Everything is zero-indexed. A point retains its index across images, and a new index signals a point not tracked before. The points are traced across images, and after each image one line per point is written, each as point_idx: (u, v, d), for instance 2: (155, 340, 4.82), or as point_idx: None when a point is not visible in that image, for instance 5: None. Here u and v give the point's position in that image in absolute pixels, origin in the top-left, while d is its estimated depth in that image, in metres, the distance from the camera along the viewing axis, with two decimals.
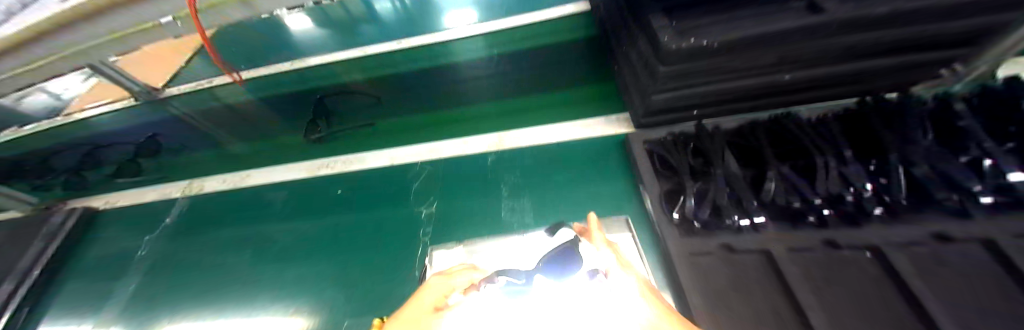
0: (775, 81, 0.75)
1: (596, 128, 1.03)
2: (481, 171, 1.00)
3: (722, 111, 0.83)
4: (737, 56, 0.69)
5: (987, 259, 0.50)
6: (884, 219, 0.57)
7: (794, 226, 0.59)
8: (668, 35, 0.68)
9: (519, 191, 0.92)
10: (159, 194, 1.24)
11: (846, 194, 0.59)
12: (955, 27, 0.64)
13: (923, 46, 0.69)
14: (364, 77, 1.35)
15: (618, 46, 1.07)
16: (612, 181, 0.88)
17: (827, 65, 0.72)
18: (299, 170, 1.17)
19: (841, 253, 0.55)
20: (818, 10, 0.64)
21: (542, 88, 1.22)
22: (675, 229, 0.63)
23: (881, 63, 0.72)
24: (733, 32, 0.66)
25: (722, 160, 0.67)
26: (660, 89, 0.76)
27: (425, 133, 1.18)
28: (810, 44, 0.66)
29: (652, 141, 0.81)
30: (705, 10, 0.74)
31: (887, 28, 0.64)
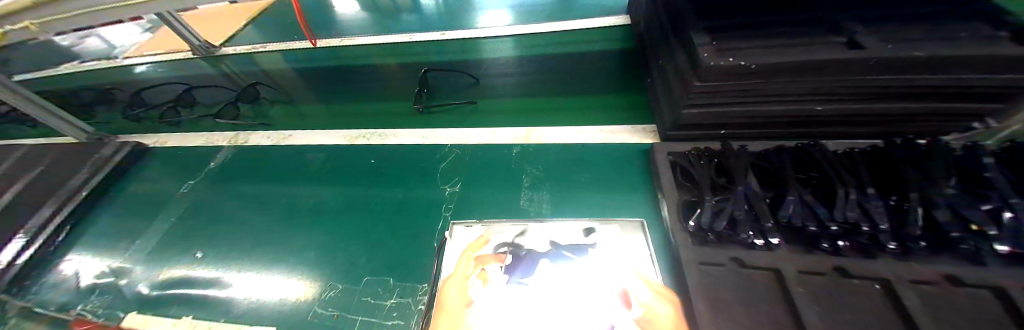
0: (808, 110, 0.76)
1: (621, 135, 1.06)
2: (506, 161, 1.04)
3: (752, 135, 0.84)
4: (773, 81, 0.71)
5: (994, 302, 0.53)
6: (897, 255, 0.59)
7: (807, 251, 0.62)
8: (708, 52, 0.71)
9: (539, 183, 0.96)
10: (204, 140, 1.32)
11: (860, 226, 0.60)
12: (991, 80, 0.66)
13: (962, 93, 0.70)
14: (402, 61, 1.52)
15: (652, 62, 1.11)
16: (632, 188, 0.91)
17: (862, 101, 0.73)
18: (336, 137, 1.25)
19: (851, 281, 0.57)
20: (857, 48, 0.67)
21: (573, 88, 1.26)
22: (689, 237, 0.66)
23: (919, 107, 0.72)
24: (772, 56, 0.68)
25: (742, 178, 0.70)
26: (692, 104, 0.78)
27: (454, 118, 1.23)
28: (848, 78, 0.68)
29: (677, 153, 0.84)
30: (746, 35, 0.78)
31: (924, 71, 0.66)
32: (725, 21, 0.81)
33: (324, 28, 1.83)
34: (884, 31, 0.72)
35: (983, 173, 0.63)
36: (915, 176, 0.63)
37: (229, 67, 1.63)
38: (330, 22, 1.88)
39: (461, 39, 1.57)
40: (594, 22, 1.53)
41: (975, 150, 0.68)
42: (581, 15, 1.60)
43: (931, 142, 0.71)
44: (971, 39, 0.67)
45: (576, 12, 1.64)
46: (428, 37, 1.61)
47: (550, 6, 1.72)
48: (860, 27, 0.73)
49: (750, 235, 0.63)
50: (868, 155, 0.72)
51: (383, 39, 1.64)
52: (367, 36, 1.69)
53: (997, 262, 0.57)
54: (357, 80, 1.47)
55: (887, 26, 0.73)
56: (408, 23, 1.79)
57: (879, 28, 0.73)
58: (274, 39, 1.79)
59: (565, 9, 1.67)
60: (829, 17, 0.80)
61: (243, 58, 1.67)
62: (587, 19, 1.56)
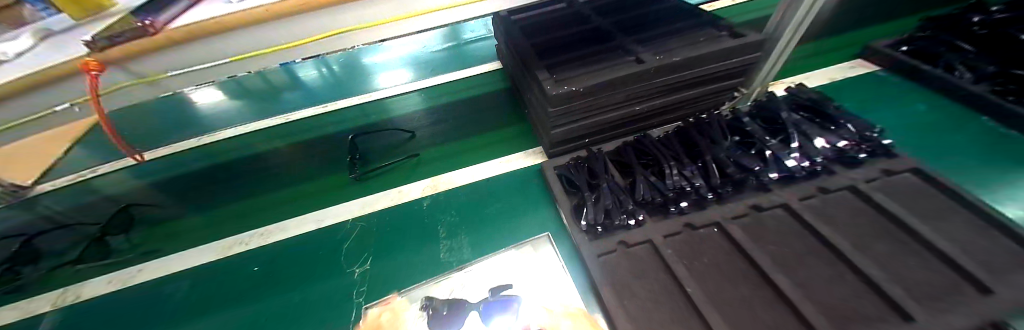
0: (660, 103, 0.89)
1: (516, 163, 1.09)
2: (415, 219, 0.96)
3: (609, 138, 0.93)
4: (602, 96, 0.80)
5: (851, 196, 0.70)
6: (778, 184, 0.73)
7: (723, 200, 0.71)
8: (550, 84, 0.78)
9: (454, 230, 0.91)
10: (15, 313, 0.91)
11: (747, 174, 0.72)
12: (732, 64, 0.83)
13: (719, 76, 0.86)
14: (286, 143, 1.32)
15: (523, 93, 1.18)
16: (534, 204, 0.94)
17: (663, 96, 0.86)
18: (205, 253, 0.98)
19: (767, 214, 0.69)
20: (666, 50, 0.83)
21: (490, 123, 1.28)
22: (583, 236, 0.72)
23: (703, 90, 0.88)
24: (610, 72, 0.79)
25: (631, 167, 0.79)
26: (557, 125, 0.84)
27: (357, 189, 1.09)
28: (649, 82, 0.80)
29: (561, 166, 0.91)
30: (569, 62, 0.87)
31: (692, 69, 0.81)
32: (558, 56, 0.89)
33: (168, 128, 1.53)
34: (657, 35, 0.90)
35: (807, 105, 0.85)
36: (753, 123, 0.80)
37: (41, 208, 1.19)
38: (183, 121, 1.56)
39: (348, 107, 1.47)
40: (483, 65, 1.59)
41: (798, 94, 0.88)
42: (473, 57, 1.67)
43: (770, 96, 0.89)
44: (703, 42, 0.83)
45: (466, 53, 1.70)
46: (308, 113, 1.46)
47: (438, 54, 1.74)
48: (640, 37, 0.90)
49: (675, 207, 0.71)
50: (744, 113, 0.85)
51: (253, 125, 1.43)
52: (231, 126, 1.46)
53: (840, 168, 0.74)
54: (239, 176, 1.22)
55: (668, 27, 0.92)
56: (284, 101, 1.60)
57: (659, 31, 0.91)
58: (106, 157, 1.39)
59: (457, 56, 1.70)
60: (621, 40, 0.91)
61: (70, 191, 1.26)
62: (472, 65, 1.61)
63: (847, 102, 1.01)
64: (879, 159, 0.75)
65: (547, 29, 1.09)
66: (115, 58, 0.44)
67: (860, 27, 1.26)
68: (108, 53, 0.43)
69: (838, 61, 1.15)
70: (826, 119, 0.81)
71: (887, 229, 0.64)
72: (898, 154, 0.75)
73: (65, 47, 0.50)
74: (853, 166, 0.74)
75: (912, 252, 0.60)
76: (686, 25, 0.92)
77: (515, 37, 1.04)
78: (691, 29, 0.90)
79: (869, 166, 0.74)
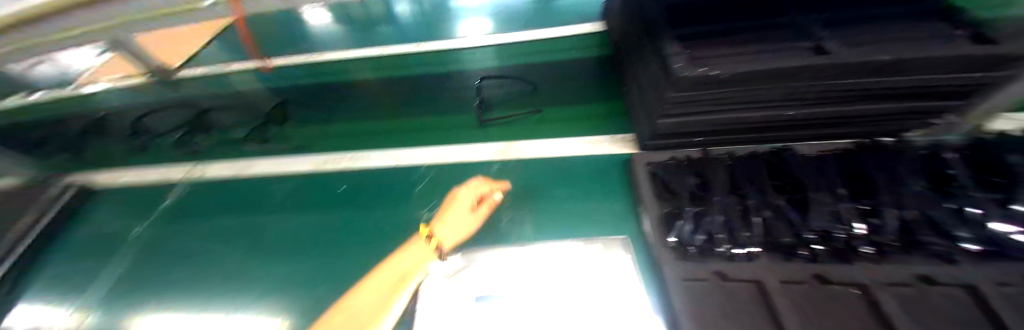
0: (817, 113, 0.67)
1: (599, 148, 0.99)
2: (481, 180, 0.94)
3: (729, 140, 0.76)
4: (743, 89, 0.63)
5: None
6: (975, 257, 0.53)
7: (880, 259, 0.55)
8: (681, 62, 0.62)
9: (520, 202, 0.88)
10: (166, 174, 1.15)
11: (925, 235, 0.55)
12: (962, 78, 0.58)
13: (928, 92, 0.62)
14: (378, 75, 1.31)
15: (630, 67, 1.01)
16: (611, 197, 0.86)
17: (826, 105, 0.65)
18: (304, 163, 1.10)
19: (942, 290, 0.50)
20: (853, 41, 0.60)
21: (576, 99, 1.17)
22: (668, 251, 0.63)
23: (893, 106, 0.65)
24: (762, 59, 0.60)
25: (751, 187, 0.67)
26: (670, 114, 0.70)
27: (430, 140, 1.12)
28: (818, 83, 0.61)
29: (656, 163, 0.79)
30: (711, 37, 0.69)
31: (893, 76, 0.59)
32: (697, 28, 0.72)
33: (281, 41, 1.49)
34: (843, 23, 0.66)
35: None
36: (955, 166, 0.62)
37: None
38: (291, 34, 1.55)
39: (437, 51, 1.35)
40: (584, 24, 1.38)
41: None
42: (569, 15, 1.44)
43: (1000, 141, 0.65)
44: (926, 39, 0.59)
45: (561, 9, 1.49)
46: (403, 50, 1.36)
47: (531, 6, 1.53)
48: (815, 21, 0.68)
49: (805, 251, 0.57)
50: (953, 153, 0.65)
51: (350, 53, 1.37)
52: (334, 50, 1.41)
53: None
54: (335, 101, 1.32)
55: (862, 14, 0.66)
56: (376, 35, 1.50)
57: (847, 18, 0.66)
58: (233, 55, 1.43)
59: (556, 9, 1.49)
60: (797, 23, 0.69)
61: None
62: (573, 22, 1.39)
63: None
64: None
65: None
66: None
67: None
68: None
69: None
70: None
71: None
72: None
73: None
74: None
75: None
76: (894, 15, 0.65)
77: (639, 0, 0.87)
78: (903, 23, 0.64)
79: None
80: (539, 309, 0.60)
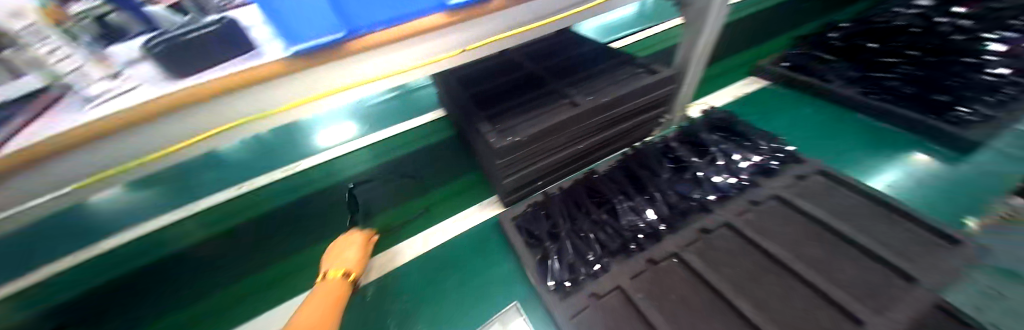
0: (600, 139, 0.91)
1: (473, 218, 1.04)
2: (365, 307, 0.82)
3: (559, 176, 0.94)
4: (544, 142, 0.82)
5: (778, 204, 0.76)
6: (718, 203, 0.77)
7: (676, 229, 0.74)
8: (493, 136, 0.78)
9: (414, 312, 0.80)
10: None
11: (690, 200, 0.77)
12: (654, 97, 0.90)
13: (647, 108, 0.92)
14: (206, 234, 1.07)
15: (475, 143, 1.16)
16: (497, 263, 0.90)
17: (602, 132, 0.90)
18: None
19: (713, 235, 0.72)
20: (594, 91, 0.87)
21: (439, 180, 1.21)
22: (553, 296, 0.68)
23: (636, 122, 0.94)
24: (547, 119, 0.81)
25: (585, 211, 0.80)
26: (507, 175, 0.83)
27: (287, 284, 0.91)
28: (585, 124, 0.84)
29: (518, 216, 0.88)
30: (509, 110, 0.88)
31: (621, 106, 0.86)
32: (497, 106, 0.90)
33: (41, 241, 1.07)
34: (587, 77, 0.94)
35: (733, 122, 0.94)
36: (681, 148, 0.90)
37: None
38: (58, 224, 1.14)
39: (284, 178, 1.25)
40: (426, 115, 1.53)
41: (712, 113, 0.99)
42: (413, 111, 1.56)
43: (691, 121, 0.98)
44: (627, 79, 0.89)
45: (405, 106, 1.62)
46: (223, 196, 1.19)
47: (381, 106, 1.61)
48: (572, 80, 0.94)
49: (635, 246, 0.72)
50: (671, 140, 0.93)
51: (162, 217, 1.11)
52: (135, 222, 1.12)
53: (765, 179, 0.81)
54: None
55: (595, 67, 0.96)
56: (203, 182, 1.27)
57: (588, 73, 0.95)
58: None
59: (398, 108, 1.62)
60: (555, 84, 0.94)
61: None
62: (414, 116, 1.53)
63: (755, 116, 1.12)
64: (790, 166, 0.83)
65: (484, 75, 1.07)
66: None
67: (748, 49, 1.47)
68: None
69: (738, 78, 1.31)
70: (740, 136, 0.91)
71: (816, 232, 0.69)
72: (806, 159, 0.84)
73: None
74: (774, 176, 0.81)
75: (842, 251, 0.65)
76: (612, 64, 0.97)
77: (454, 91, 1.03)
78: (617, 68, 0.95)
79: (786, 173, 0.81)
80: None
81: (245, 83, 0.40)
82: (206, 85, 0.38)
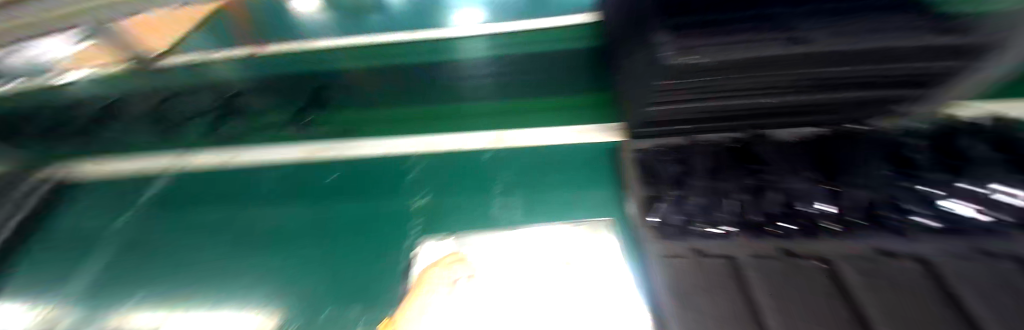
0: (796, 99, 0.68)
1: (582, 136, 1.02)
2: (476, 168, 0.97)
3: (707, 129, 0.81)
4: (730, 76, 0.62)
5: None
6: (927, 233, 0.57)
7: (838, 236, 0.60)
8: (671, 49, 0.59)
9: (509, 189, 0.91)
10: (145, 165, 1.18)
11: (884, 211, 0.61)
12: (926, 68, 0.60)
13: (894, 82, 0.65)
14: None
15: (617, 53, 0.99)
16: (598, 183, 0.89)
17: (806, 92, 0.67)
18: (293, 154, 1.11)
19: (897, 262, 0.55)
20: (836, 28, 0.60)
21: (562, 87, 1.16)
22: (651, 231, 0.67)
23: (861, 94, 0.69)
24: (750, 47, 0.59)
25: (729, 172, 0.72)
26: (656, 102, 0.70)
27: (421, 128, 1.12)
28: (800, 71, 0.61)
29: (642, 150, 0.84)
30: (700, 22, 0.65)
31: (871, 64, 0.59)
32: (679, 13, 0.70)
33: None
34: (832, 7, 0.64)
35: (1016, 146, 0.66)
36: (913, 153, 0.69)
37: None
38: None
39: None
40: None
41: (983, 128, 0.72)
42: None
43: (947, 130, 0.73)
44: (907, 26, 0.58)
45: None
46: None
47: None
48: (803, 5, 0.66)
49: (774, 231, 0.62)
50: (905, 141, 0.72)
51: None
52: None
53: None
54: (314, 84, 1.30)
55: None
56: None
57: (837, 1, 0.65)
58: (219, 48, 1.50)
59: None
60: (780, 2, 0.66)
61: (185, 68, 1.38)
62: None
63: None
64: None
65: None
66: None
67: None
68: None
69: None
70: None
71: None
72: None
73: None
74: None
75: None
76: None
77: None
78: (889, 5, 0.62)
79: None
80: (527, 296, 0.60)
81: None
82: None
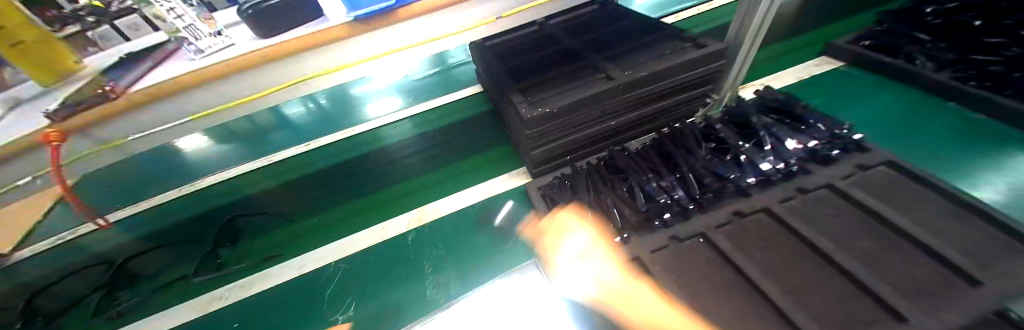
0: (635, 117, 0.87)
1: (497, 186, 1.06)
2: (401, 253, 0.92)
3: (587, 153, 0.92)
4: (575, 114, 0.80)
5: (831, 195, 0.70)
6: (757, 188, 0.72)
7: (704, 211, 0.71)
8: (524, 107, 0.78)
9: (441, 264, 0.87)
10: None
11: (724, 181, 0.72)
12: (701, 73, 0.84)
13: (691, 84, 0.86)
14: (270, 184, 1.27)
15: (506, 116, 1.16)
16: (523, 227, 0.91)
17: (639, 109, 0.86)
18: (177, 312, 0.89)
19: (749, 219, 0.68)
20: (632, 66, 0.82)
21: (470, 150, 1.25)
22: (570, 259, 0.70)
23: (679, 98, 0.88)
24: (579, 93, 0.79)
25: (609, 184, 0.79)
26: (534, 147, 0.84)
27: (334, 229, 1.04)
28: (621, 99, 0.81)
29: (543, 186, 0.90)
30: (543, 83, 0.87)
31: (663, 81, 0.81)
32: (531, 79, 0.90)
33: (162, 175, 1.46)
34: (627, 51, 0.90)
35: (786, 101, 0.87)
36: (724, 129, 0.83)
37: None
38: (168, 168, 1.49)
39: (331, 143, 1.43)
40: (464, 90, 1.58)
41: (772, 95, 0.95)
42: (453, 85, 1.63)
43: (741, 101, 0.90)
44: (671, 53, 0.83)
45: (444, 79, 1.71)
46: (295, 152, 1.42)
47: (417, 86, 1.71)
48: (610, 54, 0.91)
49: (660, 226, 0.70)
50: (716, 120, 0.87)
51: (237, 169, 1.38)
52: (219, 171, 1.41)
53: (816, 167, 0.75)
54: (209, 219, 1.17)
55: (636, 42, 0.91)
56: (269, 143, 1.52)
57: (629, 48, 0.90)
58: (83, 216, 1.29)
59: (441, 81, 1.70)
60: (592, 57, 0.91)
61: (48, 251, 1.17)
62: (453, 91, 1.60)
63: (815, 100, 1.01)
64: (846, 157, 0.76)
65: (521, 49, 1.08)
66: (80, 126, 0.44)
67: (819, 28, 1.31)
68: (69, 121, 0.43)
69: (804, 60, 1.18)
70: (796, 120, 0.83)
71: (872, 226, 0.63)
72: (873, 149, 0.76)
73: (31, 116, 0.50)
74: (829, 164, 0.75)
75: (901, 249, 0.59)
76: (657, 38, 0.90)
77: (490, 62, 1.06)
78: (660, 41, 0.89)
79: (847, 163, 0.74)
80: None
81: (310, 48, 0.47)
82: (281, 45, 0.46)
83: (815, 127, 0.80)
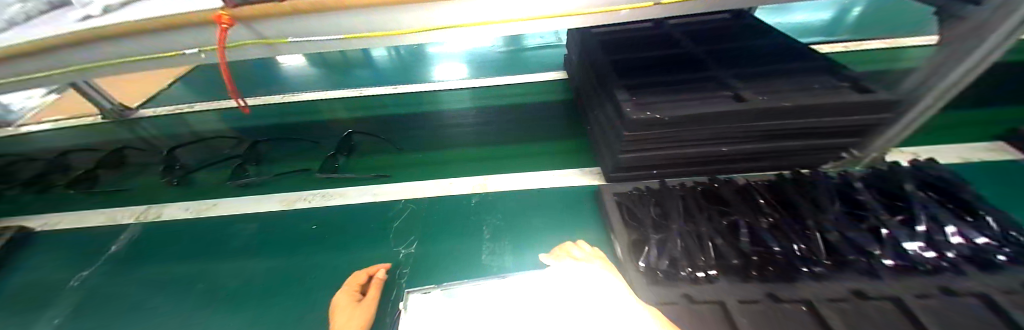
0: (751, 149, 0.77)
1: (567, 179, 1.03)
2: (463, 212, 0.93)
3: (680, 173, 0.84)
4: (685, 129, 0.73)
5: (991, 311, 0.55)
6: (892, 272, 0.61)
7: (819, 279, 0.61)
8: (630, 107, 0.73)
9: (499, 234, 0.86)
10: (58, 216, 1.00)
11: (857, 254, 0.62)
12: (851, 121, 0.71)
13: (831, 132, 0.74)
14: (348, 115, 1.35)
15: (590, 111, 1.10)
16: (585, 226, 0.87)
17: (757, 142, 0.76)
18: (271, 202, 0.99)
19: (871, 303, 0.57)
20: (767, 93, 0.73)
21: (539, 135, 1.22)
22: (642, 277, 0.65)
23: (811, 143, 0.76)
24: (698, 107, 0.71)
25: (704, 213, 0.72)
26: (626, 150, 0.78)
27: (398, 173, 1.08)
28: (744, 126, 0.72)
29: (622, 193, 0.84)
30: (654, 86, 0.81)
31: (801, 119, 0.70)
32: (641, 79, 0.84)
33: (263, 81, 1.63)
34: (762, 75, 0.79)
35: (946, 183, 0.73)
36: (866, 191, 0.73)
37: (126, 127, 1.33)
38: (269, 77, 1.66)
39: (409, 92, 1.48)
40: (546, 74, 1.54)
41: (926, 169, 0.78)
42: (536, 67, 1.60)
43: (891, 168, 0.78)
44: (822, 91, 0.72)
45: (526, 58, 1.68)
46: (379, 91, 1.50)
47: (499, 59, 1.70)
48: (740, 74, 0.81)
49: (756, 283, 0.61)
50: (858, 178, 0.76)
51: (325, 94, 1.48)
52: (309, 90, 1.53)
53: (974, 271, 0.60)
54: (293, 130, 1.28)
55: (774, 68, 0.80)
56: (354, 77, 1.62)
57: (764, 72, 0.80)
58: (199, 98, 1.51)
59: (523, 60, 1.68)
60: (717, 71, 0.82)
61: (165, 119, 1.37)
62: (534, 72, 1.56)
63: (989, 190, 0.83)
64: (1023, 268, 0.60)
65: (631, 45, 1.01)
66: (244, 17, 0.46)
67: (997, 107, 1.06)
68: (239, 11, 0.45)
69: (968, 140, 0.97)
70: (961, 206, 0.69)
71: None
72: None
73: None
74: (993, 272, 0.59)
75: None
76: (803, 69, 0.79)
77: (594, 53, 1.00)
78: (806, 73, 0.78)
79: (1018, 276, 0.59)
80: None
81: None
82: None
83: (986, 221, 0.65)
